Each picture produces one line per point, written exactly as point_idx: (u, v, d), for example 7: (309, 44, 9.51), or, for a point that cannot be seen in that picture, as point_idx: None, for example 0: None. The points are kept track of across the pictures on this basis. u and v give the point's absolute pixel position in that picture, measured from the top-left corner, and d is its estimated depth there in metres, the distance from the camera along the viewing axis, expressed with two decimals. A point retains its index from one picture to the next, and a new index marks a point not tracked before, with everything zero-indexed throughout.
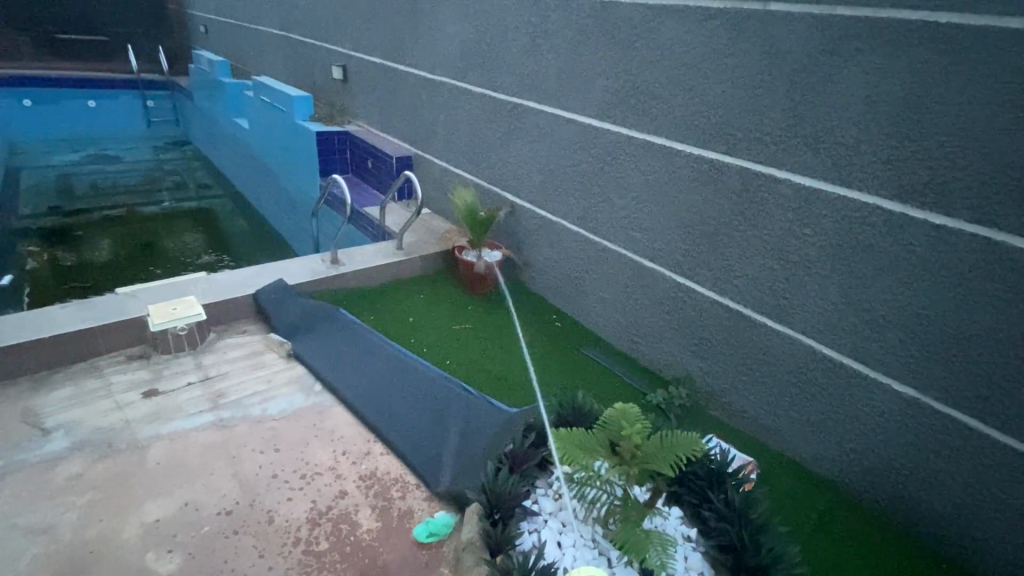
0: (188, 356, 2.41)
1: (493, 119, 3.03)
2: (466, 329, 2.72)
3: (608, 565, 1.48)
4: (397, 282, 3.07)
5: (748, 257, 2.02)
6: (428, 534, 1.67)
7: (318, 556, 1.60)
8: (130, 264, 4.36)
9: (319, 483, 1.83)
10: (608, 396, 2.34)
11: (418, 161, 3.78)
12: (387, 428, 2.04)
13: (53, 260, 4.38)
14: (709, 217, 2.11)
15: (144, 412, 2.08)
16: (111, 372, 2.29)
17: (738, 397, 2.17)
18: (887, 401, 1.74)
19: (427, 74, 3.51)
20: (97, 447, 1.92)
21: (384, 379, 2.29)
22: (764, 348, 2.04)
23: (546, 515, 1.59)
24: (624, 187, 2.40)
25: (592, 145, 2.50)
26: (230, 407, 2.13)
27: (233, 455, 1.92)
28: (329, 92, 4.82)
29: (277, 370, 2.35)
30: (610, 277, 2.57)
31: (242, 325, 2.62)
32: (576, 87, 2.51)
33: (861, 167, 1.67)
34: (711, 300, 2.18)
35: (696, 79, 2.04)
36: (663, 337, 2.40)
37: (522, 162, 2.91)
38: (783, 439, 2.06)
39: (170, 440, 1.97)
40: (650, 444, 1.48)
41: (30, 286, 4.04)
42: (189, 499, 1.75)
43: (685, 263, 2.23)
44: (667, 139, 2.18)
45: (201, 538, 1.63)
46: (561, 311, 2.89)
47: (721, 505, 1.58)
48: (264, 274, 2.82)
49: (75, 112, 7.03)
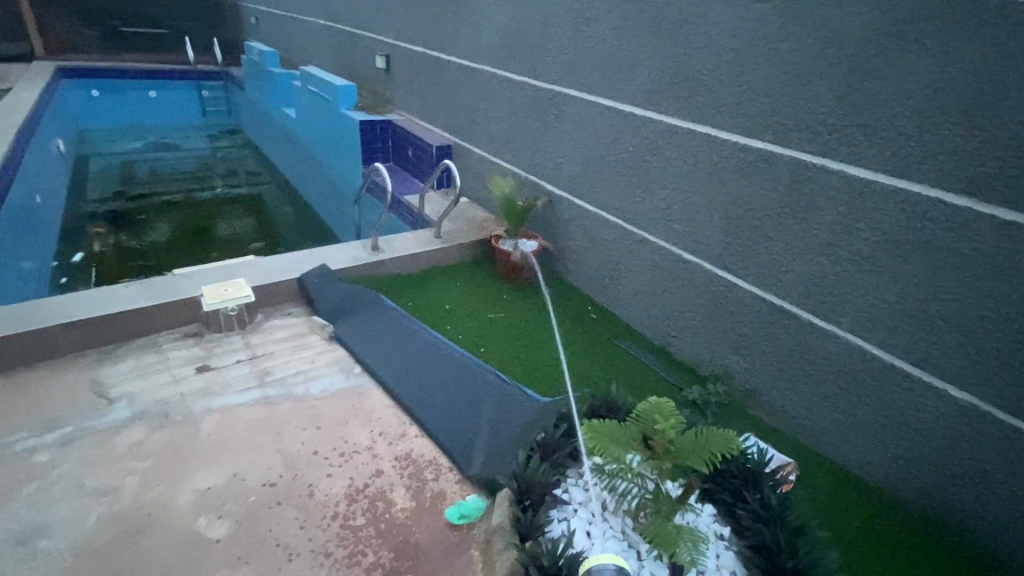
0: (238, 336, 2.53)
1: (534, 108, 3.02)
2: (501, 318, 2.75)
3: (637, 558, 1.48)
4: (435, 270, 3.12)
5: (794, 252, 1.95)
6: (459, 516, 1.71)
7: (355, 530, 1.67)
8: (184, 248, 4.59)
9: (357, 461, 1.90)
10: (643, 389, 2.32)
11: (458, 150, 3.81)
12: (422, 411, 2.10)
13: (116, 242, 4.67)
14: (754, 209, 2.04)
15: (197, 386, 2.21)
16: (169, 348, 2.44)
17: (778, 397, 2.11)
18: (942, 406, 1.65)
19: (467, 63, 3.52)
20: (156, 417, 2.06)
21: (421, 364, 2.35)
22: (808, 347, 1.97)
23: (575, 505, 1.60)
24: (665, 178, 2.35)
25: (633, 135, 2.45)
26: (276, 384, 2.24)
27: (278, 430, 2.01)
28: (373, 81, 4.90)
29: (319, 352, 2.45)
30: (648, 270, 2.53)
31: (288, 308, 2.74)
32: (618, 75, 2.47)
33: (923, 159, 1.57)
34: (754, 296, 2.12)
35: (744, 66, 1.96)
36: (702, 332, 2.35)
37: (561, 152, 2.89)
38: (825, 441, 1.98)
39: (221, 414, 2.09)
40: (684, 439, 1.47)
41: (96, 267, 4.32)
42: (237, 470, 1.85)
43: (727, 256, 2.17)
44: (711, 128, 2.12)
45: (248, 507, 1.72)
46: (596, 303, 2.87)
47: (757, 505, 1.55)
48: (309, 260, 2.92)
49: (138, 101, 7.47)
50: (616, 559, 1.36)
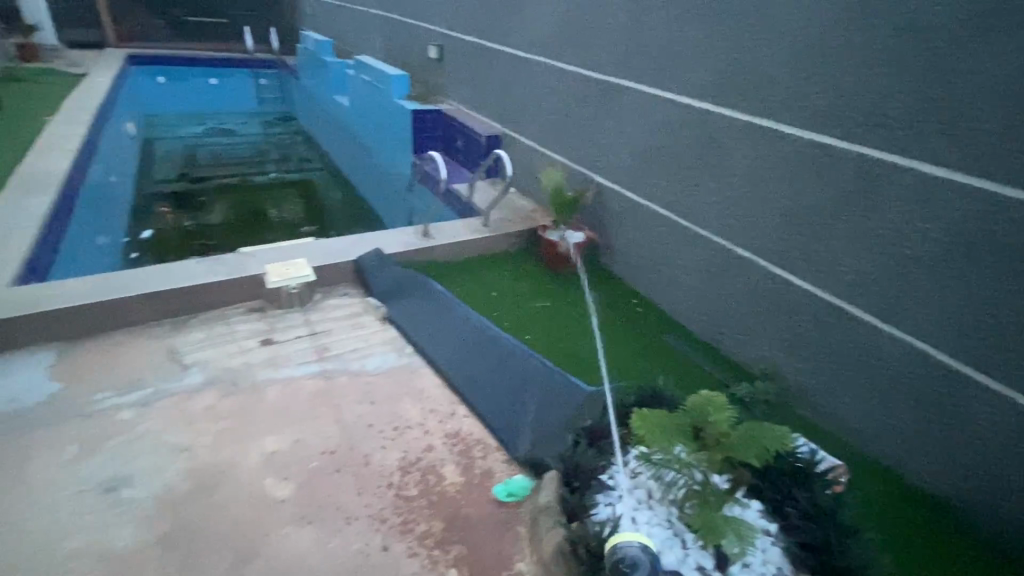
0: (297, 312, 2.67)
1: (586, 99, 3.02)
2: (546, 306, 2.78)
3: (682, 547, 1.48)
4: (482, 257, 3.19)
5: (857, 252, 1.90)
6: (506, 494, 1.78)
7: (408, 500, 1.75)
8: (241, 229, 4.83)
9: (410, 435, 1.99)
10: (689, 383, 2.31)
11: (507, 140, 3.85)
12: (471, 392, 2.17)
13: (180, 221, 4.95)
14: (815, 206, 2.00)
15: (261, 358, 2.36)
16: (235, 321, 2.60)
17: (830, 399, 2.06)
18: (1010, 416, 1.59)
19: (521, 54, 3.55)
20: (226, 384, 2.21)
21: (469, 347, 2.42)
22: (866, 350, 1.92)
23: (621, 491, 1.59)
24: (721, 172, 2.32)
25: (689, 128, 2.43)
26: (334, 359, 2.36)
27: (336, 402, 2.13)
28: (425, 71, 4.99)
29: (373, 331, 2.56)
30: (697, 265, 2.52)
31: (343, 289, 2.86)
32: (677, 66, 2.45)
33: (1005, 157, 1.51)
34: (810, 295, 2.08)
35: (812, 59, 1.92)
36: (752, 330, 2.32)
37: (612, 145, 2.89)
38: (878, 446, 1.94)
39: (284, 384, 2.22)
40: (737, 433, 1.49)
41: (162, 244, 4.60)
42: (299, 437, 1.97)
43: (783, 253, 2.14)
44: (774, 122, 2.08)
45: (310, 471, 1.84)
46: (641, 296, 2.86)
47: (806, 504, 1.54)
48: (363, 243, 3.04)
49: (200, 88, 7.86)
50: (641, 538, 1.35)
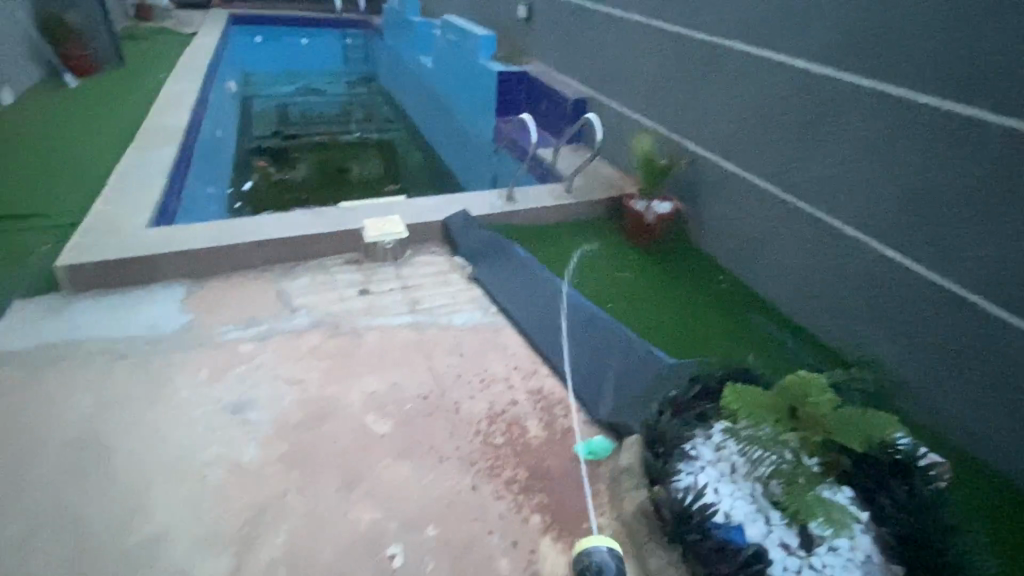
0: (390, 266, 2.83)
1: (685, 63, 2.89)
2: (628, 276, 2.77)
3: (764, 522, 1.50)
4: (564, 223, 3.20)
5: (990, 237, 1.74)
6: (587, 452, 1.85)
7: (494, 447, 1.87)
8: (327, 185, 5.03)
9: (495, 389, 2.10)
10: (776, 363, 2.25)
11: (594, 105, 3.78)
12: (553, 354, 2.23)
13: (273, 174, 5.24)
14: (944, 184, 1.84)
15: (359, 306, 2.54)
16: (335, 271, 2.80)
17: (936, 393, 1.94)
18: None
19: (617, 14, 3.43)
20: (329, 327, 2.41)
21: (551, 311, 2.47)
22: (987, 344, 1.78)
23: (704, 462, 1.63)
24: (834, 144, 2.18)
25: (802, 94, 2.28)
26: (424, 313, 2.50)
27: (427, 352, 2.27)
28: (512, 32, 4.95)
29: (460, 289, 2.67)
30: (796, 243, 2.40)
31: (431, 247, 2.99)
32: (794, 27, 2.28)
33: None
34: (926, 281, 1.93)
35: (962, 19, 1.73)
36: (851, 314, 2.20)
37: (711, 111, 2.76)
38: (986, 447, 1.82)
39: (380, 331, 2.39)
40: (837, 416, 1.47)
41: (256, 194, 4.89)
42: (395, 381, 2.13)
43: (899, 234, 1.99)
44: (907, 90, 1.91)
45: (405, 412, 2.00)
46: (729, 272, 2.78)
47: (906, 497, 1.48)
48: (450, 204, 3.13)
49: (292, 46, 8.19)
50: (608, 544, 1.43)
